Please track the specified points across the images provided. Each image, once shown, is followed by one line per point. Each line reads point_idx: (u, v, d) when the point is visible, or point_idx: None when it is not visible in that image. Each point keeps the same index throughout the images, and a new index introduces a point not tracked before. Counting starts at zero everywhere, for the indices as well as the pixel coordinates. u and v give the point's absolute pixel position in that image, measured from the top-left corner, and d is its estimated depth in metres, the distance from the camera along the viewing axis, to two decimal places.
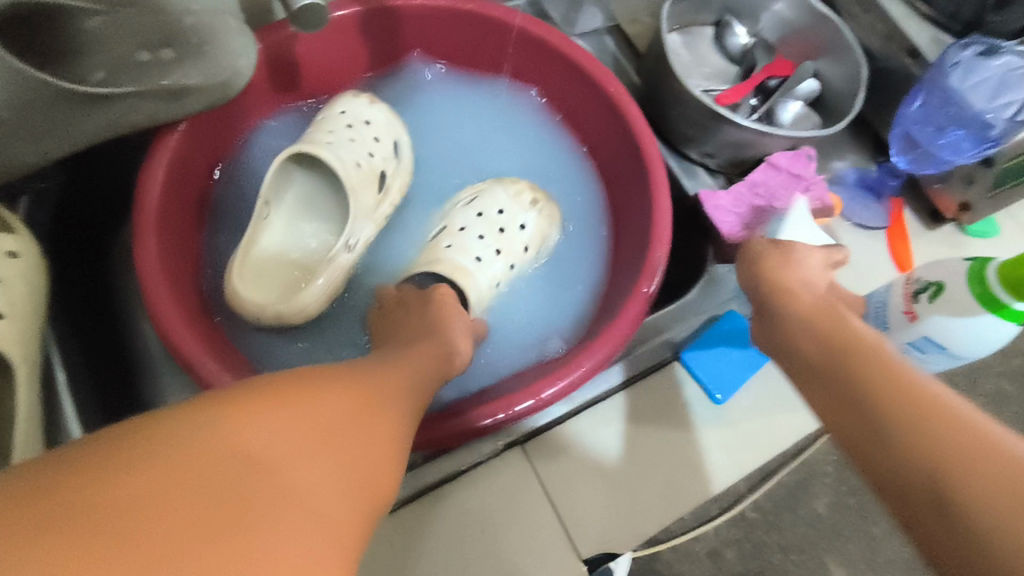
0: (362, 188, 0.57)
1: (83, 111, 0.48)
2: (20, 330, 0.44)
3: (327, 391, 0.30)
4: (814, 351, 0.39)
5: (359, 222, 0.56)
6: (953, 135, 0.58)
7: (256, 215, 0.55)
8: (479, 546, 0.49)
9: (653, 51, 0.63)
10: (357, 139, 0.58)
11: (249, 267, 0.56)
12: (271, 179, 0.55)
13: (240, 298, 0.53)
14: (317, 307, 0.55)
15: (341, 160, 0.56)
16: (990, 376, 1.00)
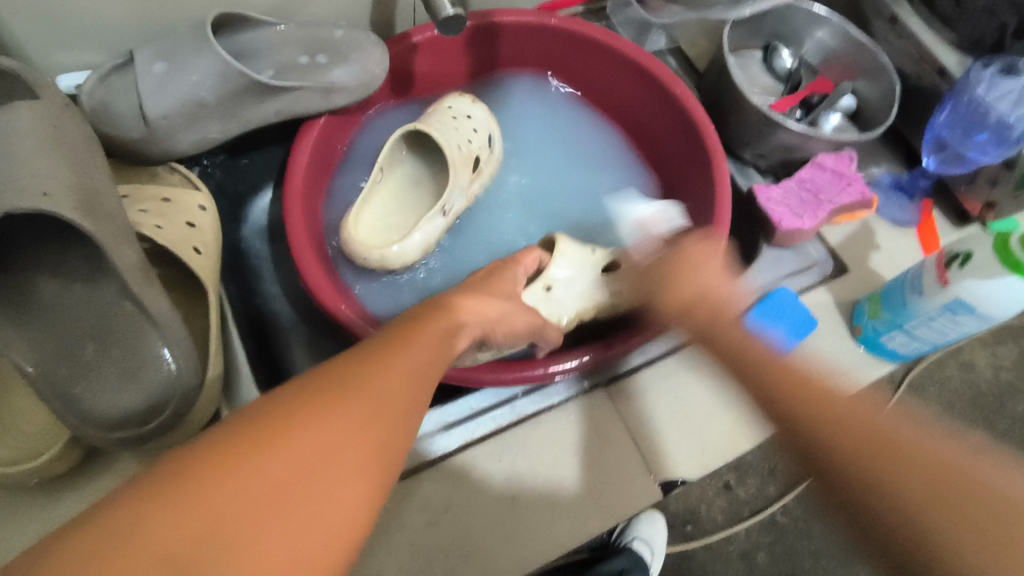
0: (461, 169, 0.64)
1: (261, 97, 0.58)
2: (212, 266, 0.53)
3: (313, 429, 0.28)
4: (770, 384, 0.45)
5: (455, 194, 0.64)
6: (981, 139, 0.68)
7: (372, 176, 0.64)
8: (568, 472, 0.56)
9: (716, 66, 0.74)
10: (461, 128, 0.66)
11: (362, 218, 0.64)
12: (388, 151, 0.64)
13: (350, 239, 0.62)
14: (412, 257, 0.63)
15: (448, 140, 0.64)
16: (1018, 399, 1.04)
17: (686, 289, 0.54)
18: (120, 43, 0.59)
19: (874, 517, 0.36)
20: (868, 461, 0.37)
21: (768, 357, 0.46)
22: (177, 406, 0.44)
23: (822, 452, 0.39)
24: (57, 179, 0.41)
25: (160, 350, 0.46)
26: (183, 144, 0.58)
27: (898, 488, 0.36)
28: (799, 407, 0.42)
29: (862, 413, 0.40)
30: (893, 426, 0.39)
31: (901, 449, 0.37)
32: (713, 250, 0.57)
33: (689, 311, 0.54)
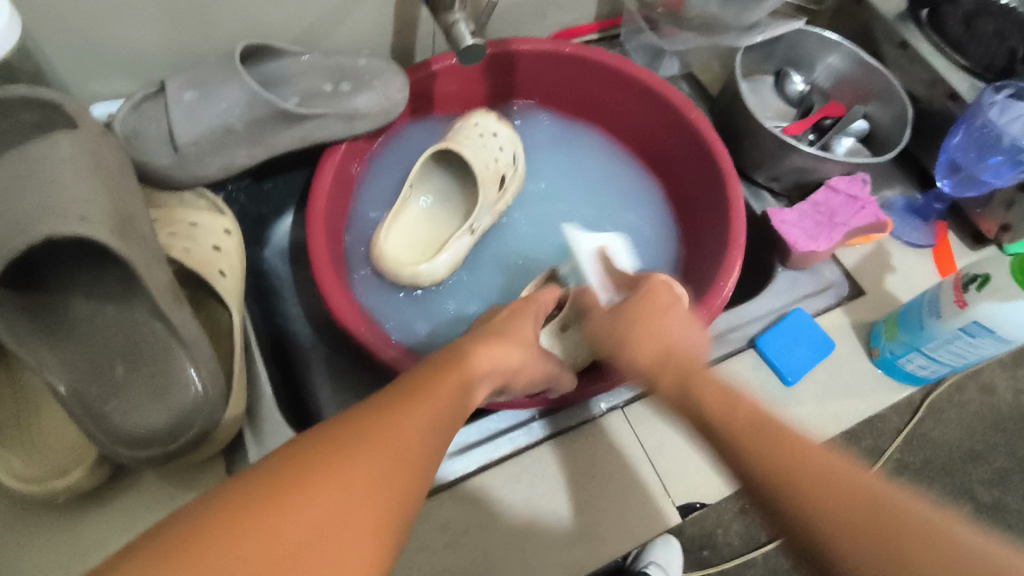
0: (489, 186, 0.66)
1: (286, 125, 0.60)
2: (237, 286, 0.54)
3: (320, 489, 0.29)
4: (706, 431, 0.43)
5: (482, 210, 0.66)
6: (994, 162, 0.68)
7: (403, 196, 0.65)
8: (586, 492, 0.56)
9: (728, 91, 0.75)
10: (488, 147, 0.67)
11: (392, 236, 0.66)
12: (417, 171, 0.66)
13: (392, 266, 0.63)
14: (442, 272, 0.65)
15: (478, 160, 0.65)
16: None
17: (651, 341, 0.49)
18: (150, 73, 0.62)
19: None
20: (873, 552, 0.33)
21: (723, 399, 0.43)
22: (203, 426, 0.45)
23: (808, 530, 0.35)
24: (96, 205, 0.43)
25: (189, 371, 0.47)
26: (210, 170, 0.60)
27: (865, 561, 0.32)
28: (755, 462, 0.38)
29: (850, 484, 0.35)
30: (884, 490, 0.35)
31: (879, 512, 0.34)
32: (673, 297, 0.53)
33: (652, 374, 0.48)
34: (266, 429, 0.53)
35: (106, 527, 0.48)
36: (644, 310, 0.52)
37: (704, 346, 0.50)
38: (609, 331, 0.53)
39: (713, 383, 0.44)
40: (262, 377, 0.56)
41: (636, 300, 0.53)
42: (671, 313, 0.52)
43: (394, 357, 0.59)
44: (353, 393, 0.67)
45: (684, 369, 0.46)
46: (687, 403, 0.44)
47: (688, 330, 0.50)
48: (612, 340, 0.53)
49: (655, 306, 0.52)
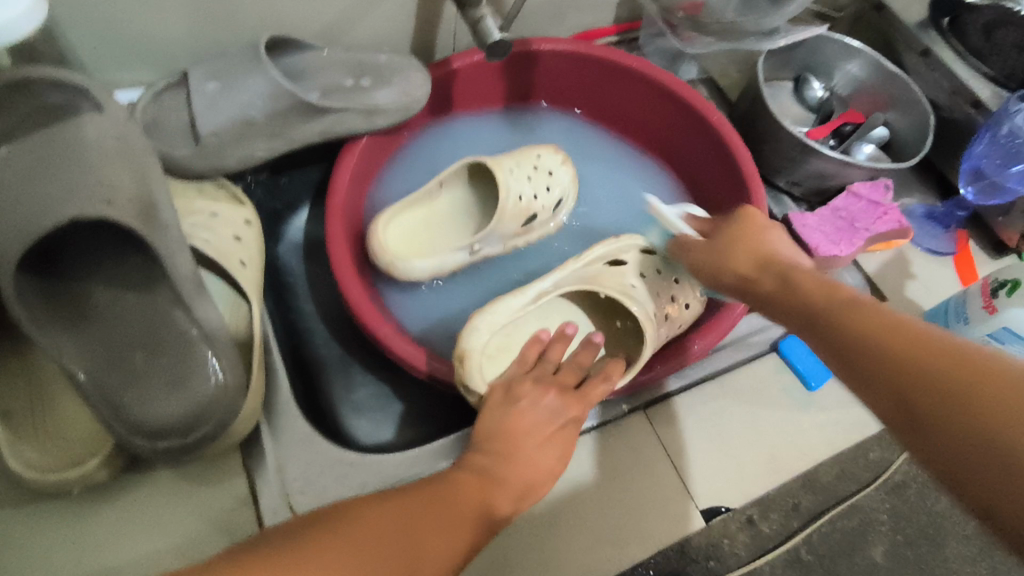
0: (509, 218, 0.64)
1: (309, 118, 0.60)
2: (255, 279, 0.54)
3: (398, 507, 0.41)
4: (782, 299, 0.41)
5: (491, 235, 0.64)
6: (1019, 170, 0.67)
7: (423, 190, 0.65)
8: (607, 494, 0.55)
9: (749, 95, 0.75)
10: (532, 180, 0.66)
11: (395, 225, 0.65)
12: (449, 173, 0.65)
13: (382, 253, 0.62)
14: (416, 275, 0.63)
15: (509, 186, 0.63)
16: None
17: (756, 250, 0.46)
18: (173, 64, 0.61)
19: (923, 419, 0.31)
20: (968, 402, 0.30)
21: (813, 277, 0.41)
22: (223, 418, 0.44)
23: (905, 402, 0.32)
24: (122, 188, 0.42)
25: (207, 358, 0.46)
26: (230, 161, 0.59)
27: (971, 413, 0.29)
28: (835, 319, 0.36)
29: (920, 330, 0.33)
30: (950, 334, 0.33)
31: (956, 352, 0.31)
32: (771, 219, 0.50)
33: (746, 281, 0.45)
34: (282, 425, 0.53)
35: (118, 518, 0.47)
36: (745, 231, 0.48)
37: (808, 264, 0.47)
38: (706, 256, 0.50)
39: (817, 279, 0.40)
40: (278, 375, 0.55)
41: (728, 224, 0.50)
42: (770, 231, 0.48)
43: (412, 355, 0.58)
44: (366, 390, 0.66)
45: (783, 266, 0.43)
46: (769, 292, 0.43)
47: (791, 247, 0.47)
48: (711, 262, 0.49)
49: (749, 224, 0.49)
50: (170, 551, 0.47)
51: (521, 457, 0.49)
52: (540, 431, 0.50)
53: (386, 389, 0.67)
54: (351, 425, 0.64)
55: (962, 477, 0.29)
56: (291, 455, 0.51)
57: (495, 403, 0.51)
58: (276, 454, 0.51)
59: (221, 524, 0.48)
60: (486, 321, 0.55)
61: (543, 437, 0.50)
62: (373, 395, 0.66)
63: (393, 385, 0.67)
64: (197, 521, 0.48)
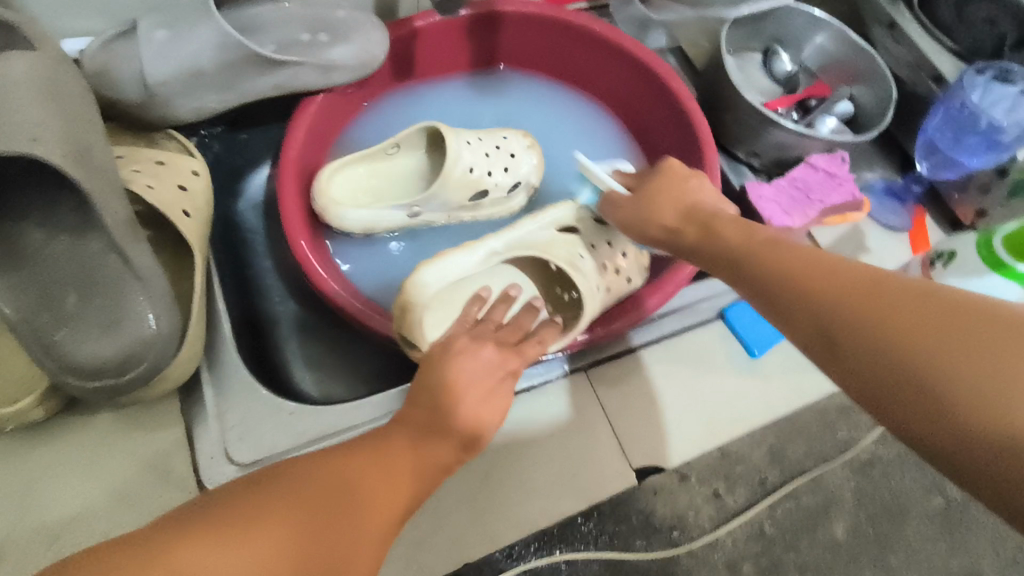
0: (454, 188, 0.64)
1: (261, 72, 0.60)
2: (200, 229, 0.54)
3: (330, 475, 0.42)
4: (719, 241, 0.43)
5: (431, 201, 0.64)
6: (973, 143, 0.68)
7: (380, 146, 0.65)
8: (548, 451, 0.56)
9: (714, 64, 0.75)
10: (490, 157, 0.65)
11: (345, 175, 0.66)
12: (408, 134, 0.65)
13: (322, 197, 0.63)
14: (350, 226, 0.64)
15: (461, 157, 0.63)
16: None
17: (677, 199, 0.47)
18: (126, 13, 0.61)
19: (848, 350, 0.34)
20: (884, 329, 0.33)
21: (745, 225, 0.43)
22: (153, 360, 0.45)
23: (830, 335, 0.35)
24: (51, 127, 0.42)
25: (141, 304, 0.46)
26: (182, 112, 0.60)
27: (887, 341, 0.33)
28: (762, 263, 0.39)
29: (847, 269, 0.36)
30: (877, 268, 0.36)
31: (881, 290, 0.34)
32: (692, 169, 0.51)
33: (675, 231, 0.46)
34: (224, 375, 0.53)
35: (59, 454, 0.49)
36: (667, 184, 0.49)
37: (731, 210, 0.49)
38: (633, 213, 0.49)
39: (737, 217, 0.44)
40: (224, 329, 0.55)
41: (653, 181, 0.50)
42: (692, 182, 0.49)
43: (361, 312, 0.59)
44: (318, 347, 0.67)
45: (708, 217, 0.45)
46: (707, 247, 0.43)
47: (715, 195, 0.49)
48: (638, 218, 0.49)
49: (662, 176, 0.50)
50: (109, 491, 0.49)
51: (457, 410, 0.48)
52: (481, 380, 0.48)
53: (339, 347, 0.68)
54: (302, 382, 0.66)
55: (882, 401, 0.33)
56: (231, 404, 0.52)
57: (433, 357, 0.49)
58: (216, 404, 0.52)
59: (160, 469, 0.50)
60: (437, 273, 0.55)
61: (487, 389, 0.48)
62: (326, 354, 0.67)
63: (346, 343, 0.67)
64: (138, 464, 0.50)
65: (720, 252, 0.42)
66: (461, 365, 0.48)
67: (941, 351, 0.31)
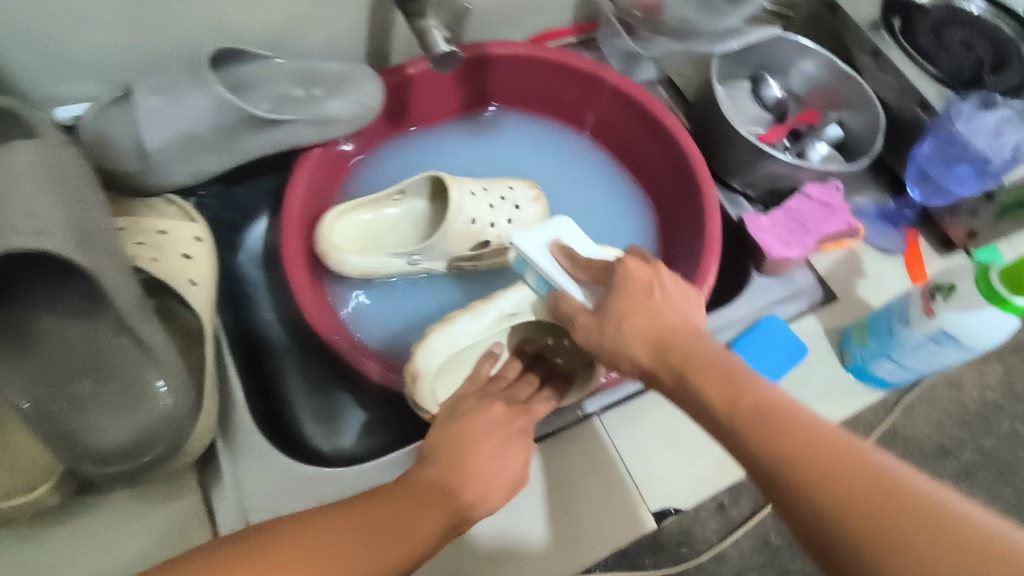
0: (455, 237, 0.64)
1: (258, 132, 0.60)
2: (207, 297, 0.54)
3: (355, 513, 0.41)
4: (716, 396, 0.43)
5: (432, 249, 0.65)
6: (961, 170, 0.70)
7: (388, 190, 0.67)
8: (567, 496, 0.57)
9: (705, 97, 0.76)
10: (493, 207, 0.66)
11: (351, 218, 0.67)
12: (412, 181, 0.67)
13: (325, 237, 0.63)
14: (350, 272, 0.64)
15: (461, 207, 0.64)
16: (1001, 418, 1.12)
17: (646, 328, 0.48)
18: (118, 77, 0.60)
19: (853, 561, 0.35)
20: (886, 548, 0.34)
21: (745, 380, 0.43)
22: (171, 441, 0.44)
23: (833, 537, 0.36)
24: (56, 216, 0.42)
25: (155, 382, 0.46)
26: (180, 175, 0.59)
27: (890, 563, 0.34)
28: (764, 442, 0.40)
29: (852, 460, 0.37)
30: (882, 464, 0.37)
31: (887, 497, 0.36)
32: (652, 274, 0.50)
33: (652, 371, 0.47)
34: (238, 443, 0.53)
35: (73, 537, 0.48)
36: (628, 304, 0.48)
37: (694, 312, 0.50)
38: (599, 336, 0.49)
39: (716, 362, 0.44)
40: (236, 394, 0.55)
41: (611, 296, 0.49)
42: (655, 296, 0.49)
43: (370, 368, 0.59)
44: (328, 399, 0.67)
45: (683, 356, 0.46)
46: (694, 400, 0.44)
47: (681, 310, 0.49)
48: (606, 346, 0.49)
49: (624, 294, 0.49)
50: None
51: (473, 465, 0.47)
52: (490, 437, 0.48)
53: (349, 398, 0.67)
54: (313, 436, 0.65)
55: None
56: (248, 471, 0.52)
57: (440, 423, 0.50)
58: (233, 472, 0.52)
59: (179, 546, 0.49)
60: (441, 341, 0.54)
61: (498, 446, 0.49)
62: (336, 405, 0.67)
63: (354, 394, 0.67)
64: (156, 543, 0.49)
65: (720, 408, 0.43)
66: (472, 421, 0.49)
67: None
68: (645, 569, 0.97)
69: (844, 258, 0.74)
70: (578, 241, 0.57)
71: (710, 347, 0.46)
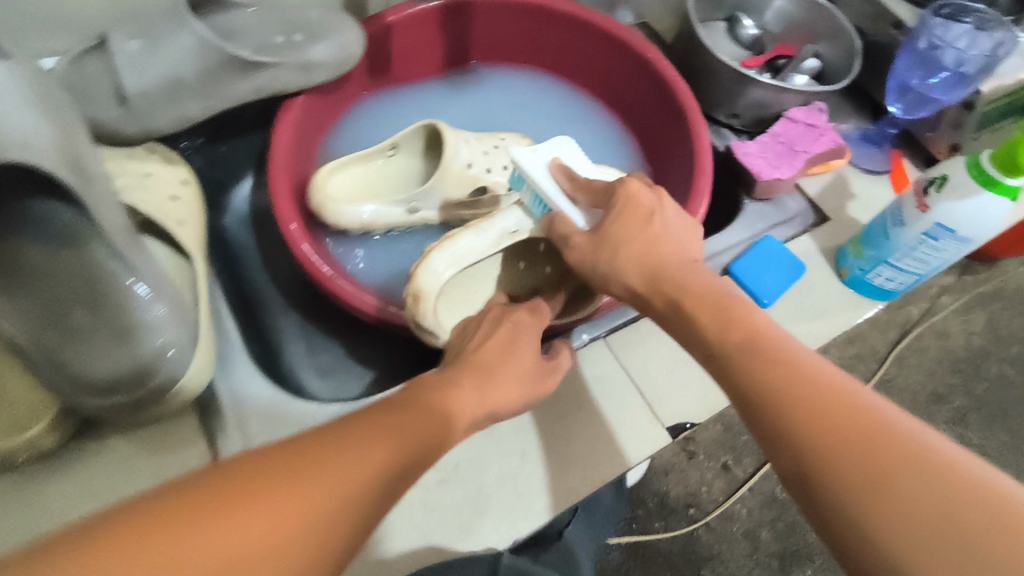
0: (451, 183, 0.64)
1: (242, 75, 0.59)
2: (199, 236, 0.52)
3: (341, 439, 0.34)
4: (708, 323, 0.41)
5: (429, 196, 0.64)
6: (940, 79, 0.71)
7: (380, 145, 0.66)
8: (578, 419, 0.56)
9: (684, 33, 0.76)
10: (488, 154, 0.66)
11: (346, 173, 0.66)
12: (405, 133, 0.66)
13: (318, 190, 0.63)
14: (346, 223, 0.63)
15: (457, 153, 0.63)
16: (993, 361, 1.11)
17: (642, 255, 0.46)
18: (93, 28, 0.59)
19: (818, 487, 0.33)
20: (862, 476, 0.31)
21: (745, 309, 0.41)
22: (171, 370, 0.43)
23: (804, 465, 0.33)
24: (43, 135, 0.40)
25: (150, 316, 0.44)
26: (162, 124, 0.58)
27: (861, 492, 0.31)
28: (748, 362, 0.38)
29: (836, 390, 0.35)
30: (867, 397, 0.34)
31: (865, 424, 0.33)
32: (653, 200, 0.48)
33: (644, 298, 0.46)
34: (239, 386, 0.52)
35: (68, 485, 0.45)
36: (626, 230, 0.47)
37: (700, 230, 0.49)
38: (594, 257, 0.48)
39: (708, 290, 0.43)
40: (232, 334, 0.55)
41: (609, 220, 0.48)
42: (654, 223, 0.47)
43: (370, 304, 0.57)
44: (327, 352, 0.65)
45: (673, 280, 0.45)
46: (683, 330, 0.43)
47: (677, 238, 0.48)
48: (600, 270, 0.48)
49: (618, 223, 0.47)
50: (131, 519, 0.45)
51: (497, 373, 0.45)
52: (501, 361, 0.46)
53: (349, 350, 0.65)
54: (314, 390, 0.63)
55: (845, 547, 0.32)
56: (251, 412, 0.50)
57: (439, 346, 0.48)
58: (236, 413, 0.50)
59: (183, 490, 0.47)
60: (445, 260, 0.53)
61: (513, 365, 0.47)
62: (336, 358, 0.65)
63: (356, 345, 0.66)
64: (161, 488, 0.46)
65: (711, 333, 0.41)
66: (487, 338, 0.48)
67: (911, 513, 0.30)
68: (654, 533, 0.96)
69: (832, 181, 0.74)
70: (579, 164, 0.56)
71: (703, 276, 0.45)
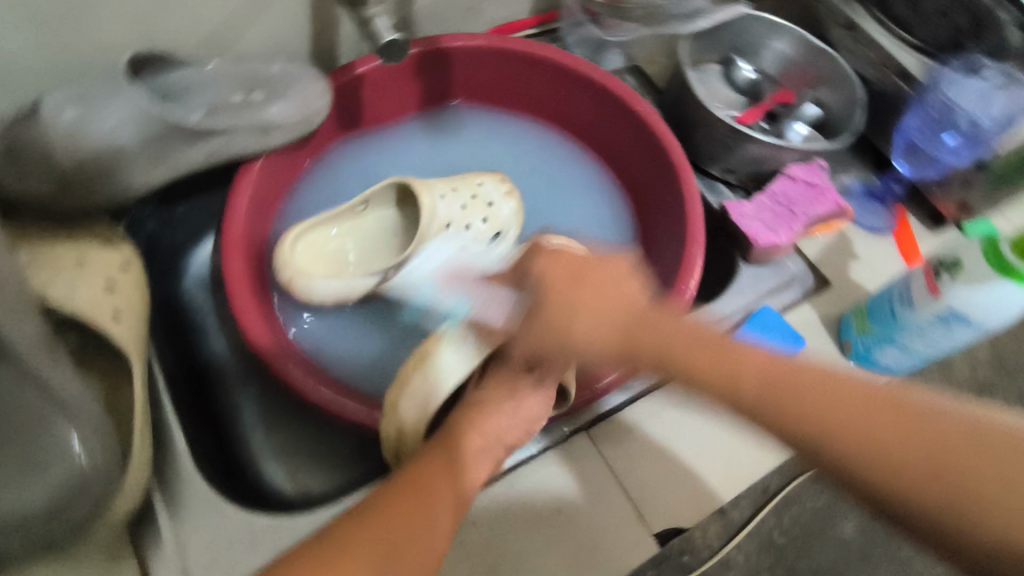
0: (428, 250, 0.58)
1: (193, 143, 0.54)
2: (137, 331, 0.47)
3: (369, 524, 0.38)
4: (703, 363, 0.36)
5: (405, 264, 0.59)
6: (952, 141, 0.66)
7: (351, 205, 0.61)
8: (556, 522, 0.51)
9: (677, 81, 0.71)
10: (467, 206, 0.61)
11: (314, 241, 0.61)
12: (375, 188, 0.61)
13: (285, 259, 0.58)
14: (319, 299, 0.59)
15: (433, 210, 0.59)
16: None
17: (608, 307, 0.39)
18: (29, 91, 0.54)
19: (898, 498, 0.32)
20: (938, 474, 0.31)
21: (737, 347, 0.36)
22: (97, 497, 0.41)
23: (878, 477, 0.32)
24: None
25: (68, 436, 0.42)
26: (103, 198, 0.53)
27: (946, 496, 0.31)
28: (780, 400, 0.34)
29: (877, 397, 0.33)
30: (913, 395, 0.33)
31: (928, 424, 0.32)
32: (568, 265, 0.42)
33: (626, 353, 0.39)
34: (181, 491, 0.47)
35: None
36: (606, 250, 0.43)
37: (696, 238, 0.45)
38: (553, 333, 0.41)
39: (695, 332, 0.37)
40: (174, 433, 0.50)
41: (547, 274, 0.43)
42: (622, 284, 0.40)
43: (328, 399, 0.52)
44: (287, 436, 0.60)
45: (655, 334, 0.37)
46: (664, 360, 0.37)
47: None
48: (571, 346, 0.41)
49: (557, 286, 0.41)
50: None
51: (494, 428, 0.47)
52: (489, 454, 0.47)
53: (312, 431, 0.60)
54: (274, 478, 0.58)
55: (944, 538, 0.31)
56: (192, 525, 0.46)
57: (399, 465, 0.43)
58: (175, 529, 0.46)
59: None
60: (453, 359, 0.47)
61: (485, 444, 0.46)
62: (297, 441, 0.60)
63: (319, 428, 0.60)
64: None
65: (714, 367, 0.35)
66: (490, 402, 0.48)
67: (999, 498, 0.30)
68: None
69: (835, 244, 0.70)
70: None
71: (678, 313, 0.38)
